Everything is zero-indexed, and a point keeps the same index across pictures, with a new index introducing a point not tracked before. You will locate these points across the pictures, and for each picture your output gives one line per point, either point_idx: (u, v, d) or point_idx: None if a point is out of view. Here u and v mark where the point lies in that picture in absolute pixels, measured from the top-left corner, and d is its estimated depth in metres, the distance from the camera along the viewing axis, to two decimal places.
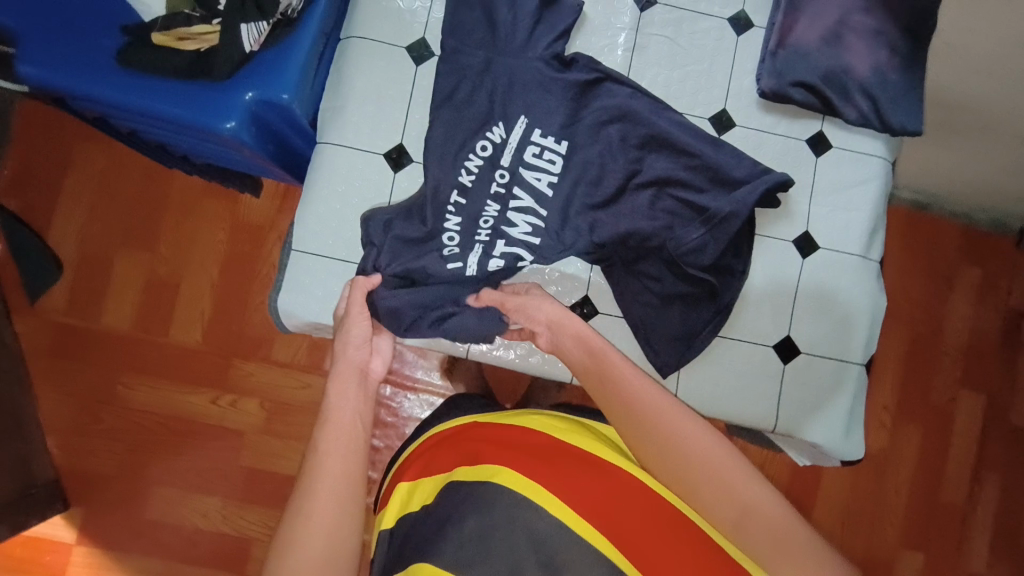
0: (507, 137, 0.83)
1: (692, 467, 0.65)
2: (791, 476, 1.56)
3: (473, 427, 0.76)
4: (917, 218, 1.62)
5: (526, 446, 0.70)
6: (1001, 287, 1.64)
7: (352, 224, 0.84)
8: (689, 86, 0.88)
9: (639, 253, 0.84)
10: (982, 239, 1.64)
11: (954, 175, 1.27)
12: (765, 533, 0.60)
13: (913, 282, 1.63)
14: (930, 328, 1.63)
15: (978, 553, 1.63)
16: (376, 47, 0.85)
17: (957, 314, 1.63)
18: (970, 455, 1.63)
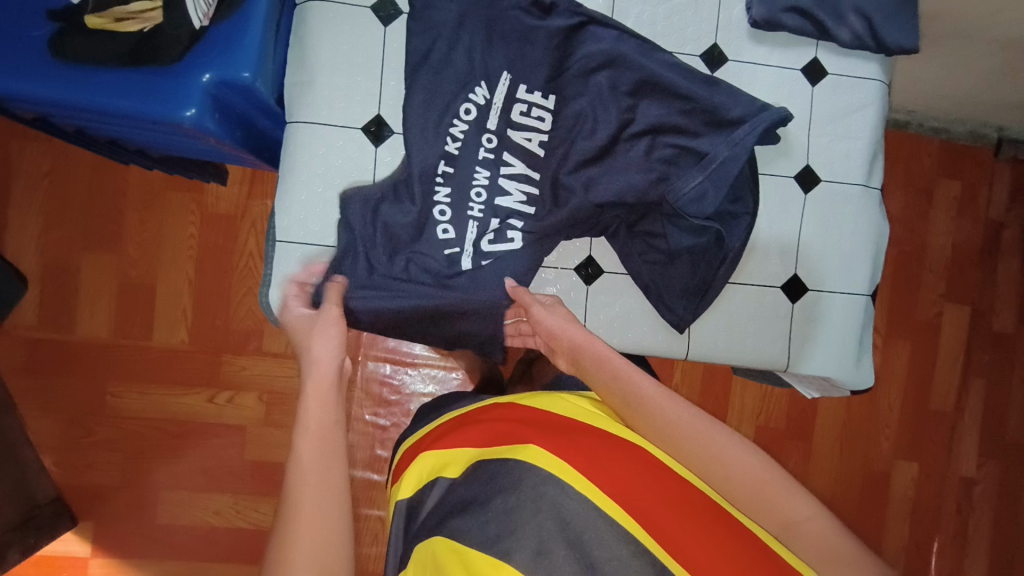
0: (490, 97, 0.78)
1: (725, 474, 0.63)
2: (789, 404, 1.61)
3: (496, 407, 0.75)
4: (898, 137, 1.61)
5: (548, 425, 0.69)
6: (980, 199, 1.66)
7: (336, 208, 0.78)
8: (676, 22, 0.83)
9: (641, 212, 0.81)
10: (962, 152, 1.64)
11: (939, 88, 1.25)
12: (816, 539, 0.58)
13: (895, 203, 1.64)
14: (914, 247, 1.65)
15: (967, 454, 1.71)
16: (337, 10, 0.77)
17: (940, 229, 1.66)
18: (956, 364, 1.69)
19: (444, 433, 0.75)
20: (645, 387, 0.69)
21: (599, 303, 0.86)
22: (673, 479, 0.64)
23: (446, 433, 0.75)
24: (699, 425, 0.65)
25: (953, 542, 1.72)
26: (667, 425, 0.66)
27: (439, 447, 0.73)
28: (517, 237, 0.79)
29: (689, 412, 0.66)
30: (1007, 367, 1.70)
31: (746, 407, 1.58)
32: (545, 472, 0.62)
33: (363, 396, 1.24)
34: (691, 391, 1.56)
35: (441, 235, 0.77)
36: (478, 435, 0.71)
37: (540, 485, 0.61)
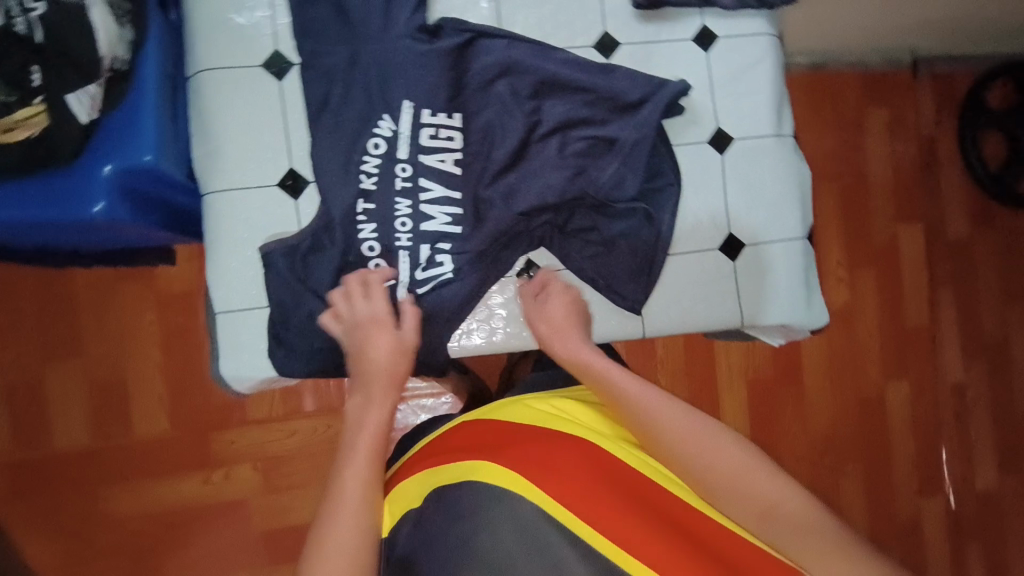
0: (396, 127, 0.79)
1: (702, 466, 0.65)
2: (774, 356, 1.64)
3: (464, 426, 0.75)
4: (818, 77, 1.65)
5: (507, 437, 0.70)
6: (908, 119, 1.72)
7: (252, 262, 0.79)
8: (563, 17, 0.84)
9: (568, 210, 0.82)
10: (881, 78, 1.69)
11: (838, 25, 1.29)
12: (785, 524, 0.60)
13: (829, 141, 1.68)
14: (858, 178, 1.69)
15: (951, 361, 1.77)
16: (228, 76, 0.78)
17: (877, 156, 1.70)
18: (923, 280, 1.74)
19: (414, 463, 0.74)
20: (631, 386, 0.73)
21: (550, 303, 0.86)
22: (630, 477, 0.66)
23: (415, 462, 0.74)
24: (679, 419, 0.69)
25: (958, 448, 1.76)
26: (650, 420, 0.70)
27: (406, 478, 0.72)
28: (447, 260, 0.80)
29: (669, 407, 0.70)
30: (963, 272, 1.78)
31: (733, 367, 1.61)
32: (500, 489, 0.63)
33: None
34: (678, 363, 1.58)
35: (374, 270, 0.79)
36: (440, 456, 0.70)
37: (494, 502, 0.63)
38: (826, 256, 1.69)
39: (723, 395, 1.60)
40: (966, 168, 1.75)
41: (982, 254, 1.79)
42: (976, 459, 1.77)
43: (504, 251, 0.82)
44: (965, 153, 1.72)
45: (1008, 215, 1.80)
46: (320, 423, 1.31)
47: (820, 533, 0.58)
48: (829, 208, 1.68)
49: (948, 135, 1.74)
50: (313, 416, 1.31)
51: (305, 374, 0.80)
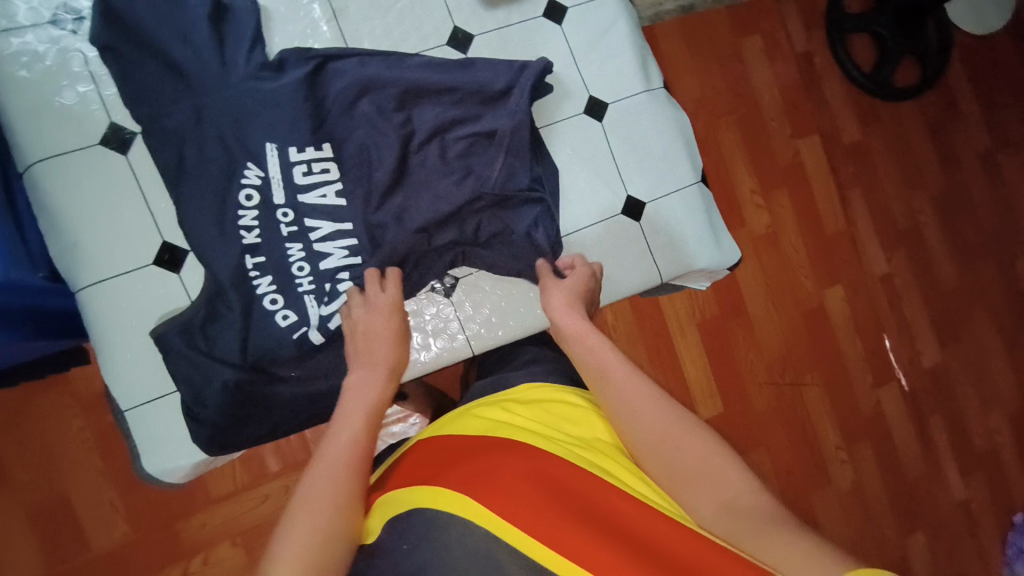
0: (265, 172, 0.74)
1: (668, 456, 0.59)
2: (716, 292, 1.69)
3: (427, 446, 0.70)
4: (690, 20, 1.70)
5: (458, 456, 0.63)
6: (781, 40, 1.79)
7: (149, 349, 0.74)
8: (410, 22, 0.82)
9: (462, 216, 0.80)
10: (747, 8, 1.75)
11: None
12: (745, 521, 0.53)
13: (716, 77, 1.72)
14: (751, 105, 1.75)
15: (873, 254, 1.87)
16: (66, 161, 0.71)
17: (763, 81, 1.77)
18: (831, 186, 1.82)
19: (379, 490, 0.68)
20: (614, 366, 0.68)
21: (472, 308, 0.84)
22: (582, 476, 0.58)
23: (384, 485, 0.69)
24: (646, 404, 0.63)
25: (900, 332, 1.87)
26: (625, 405, 0.64)
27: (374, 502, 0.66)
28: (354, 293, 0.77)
29: (645, 392, 0.65)
30: (865, 169, 1.88)
31: (681, 313, 1.65)
32: (444, 514, 0.56)
33: None
34: (629, 324, 1.60)
35: (283, 322, 0.75)
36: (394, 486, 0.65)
37: (439, 529, 0.55)
38: (741, 186, 1.74)
39: (679, 341, 1.64)
40: (843, 74, 1.84)
41: (875, 150, 1.90)
42: (917, 337, 1.89)
43: (414, 271, 0.81)
44: (839, 61, 1.81)
45: (890, 108, 1.91)
46: (291, 481, 1.22)
47: (785, 529, 0.50)
48: (732, 141, 1.73)
49: (819, 47, 1.83)
50: (280, 471, 1.21)
51: (236, 447, 0.77)
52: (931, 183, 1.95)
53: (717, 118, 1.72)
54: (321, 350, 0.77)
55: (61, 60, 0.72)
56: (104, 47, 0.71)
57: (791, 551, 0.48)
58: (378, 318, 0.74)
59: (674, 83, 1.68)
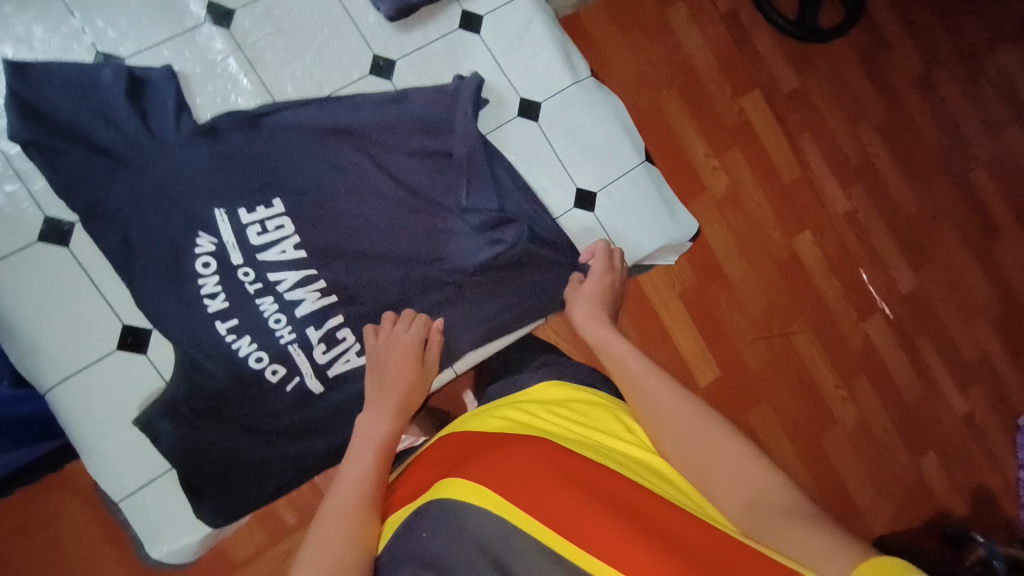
0: (218, 237, 0.74)
1: (694, 456, 0.59)
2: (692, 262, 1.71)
3: (447, 449, 0.68)
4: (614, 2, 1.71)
5: (480, 451, 0.62)
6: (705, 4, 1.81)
7: (133, 434, 0.72)
8: (329, 60, 0.81)
9: (430, 245, 0.81)
10: None
11: None
12: (769, 516, 0.51)
13: (648, 50, 1.73)
14: (688, 72, 1.77)
15: (833, 192, 1.91)
16: (12, 263, 0.70)
17: (695, 45, 1.79)
18: (780, 135, 1.86)
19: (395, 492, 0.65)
20: (637, 370, 0.69)
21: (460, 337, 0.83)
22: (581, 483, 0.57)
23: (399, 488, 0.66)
24: (673, 405, 0.64)
25: (874, 264, 1.91)
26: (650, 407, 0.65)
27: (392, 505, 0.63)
28: (347, 332, 0.78)
29: (669, 392, 0.65)
30: (809, 112, 1.92)
31: (660, 286, 1.66)
32: (473, 506, 0.53)
33: None
34: None
35: (274, 377, 0.75)
36: (408, 493, 0.63)
37: (460, 521, 0.52)
38: (693, 152, 1.76)
39: (664, 316, 1.66)
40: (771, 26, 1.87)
41: (814, 91, 1.93)
42: (890, 265, 1.93)
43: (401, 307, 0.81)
44: (765, 14, 1.84)
45: (822, 52, 1.95)
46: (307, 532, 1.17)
47: (811, 526, 0.48)
48: (677, 110, 1.76)
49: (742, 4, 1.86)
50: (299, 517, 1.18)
51: (243, 512, 0.75)
52: (873, 114, 1.99)
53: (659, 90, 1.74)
54: (317, 397, 0.76)
55: None
56: (29, 143, 0.70)
57: (814, 549, 0.46)
58: (396, 353, 0.74)
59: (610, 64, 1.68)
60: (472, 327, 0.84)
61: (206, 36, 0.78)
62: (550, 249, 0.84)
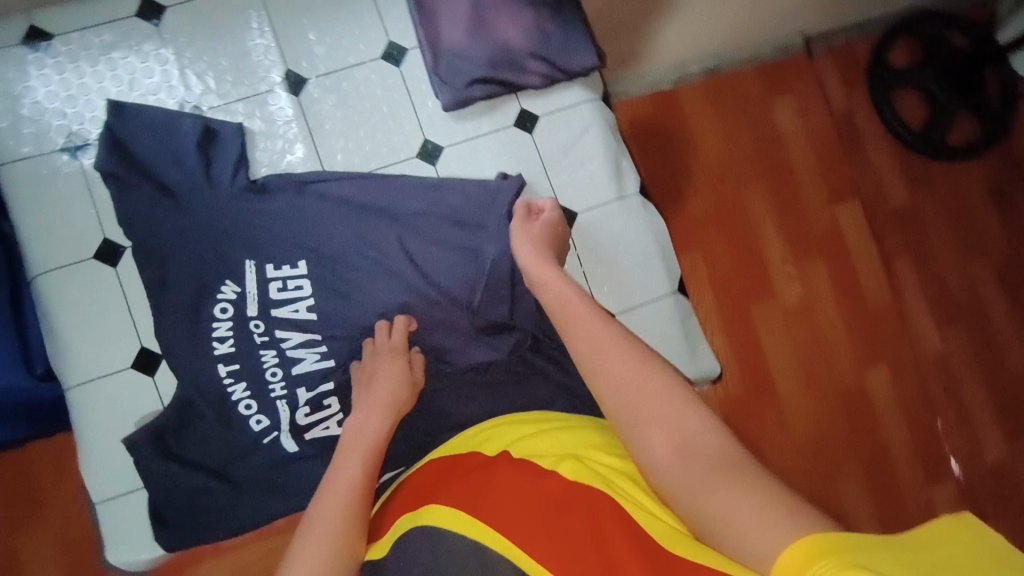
0: (242, 287, 0.79)
1: (627, 409, 0.50)
2: (741, 364, 1.39)
3: (427, 469, 0.65)
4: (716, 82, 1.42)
5: (458, 475, 0.60)
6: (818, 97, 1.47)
7: (120, 448, 0.78)
8: (381, 137, 0.85)
9: (431, 334, 0.82)
10: (780, 65, 1.45)
11: None
12: (701, 481, 0.43)
13: (741, 132, 1.43)
14: (776, 152, 1.44)
15: (926, 331, 1.52)
16: (66, 275, 0.79)
17: (789, 126, 1.45)
18: (874, 251, 1.48)
19: (386, 511, 0.63)
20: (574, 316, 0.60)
21: (440, 431, 0.82)
22: None
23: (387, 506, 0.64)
24: (606, 351, 0.54)
25: (959, 430, 1.51)
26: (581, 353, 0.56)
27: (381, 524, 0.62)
28: (333, 401, 0.81)
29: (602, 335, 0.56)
30: (920, 235, 1.53)
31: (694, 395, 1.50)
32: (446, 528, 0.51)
33: None
34: None
35: (256, 426, 0.79)
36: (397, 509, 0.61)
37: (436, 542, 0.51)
38: (766, 255, 1.42)
39: None
40: (890, 133, 1.52)
41: (937, 212, 1.54)
42: (979, 432, 1.52)
43: None
44: (884, 118, 1.50)
45: (954, 170, 1.55)
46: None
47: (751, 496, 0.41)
48: (760, 206, 1.43)
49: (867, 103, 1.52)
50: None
51: (194, 544, 0.79)
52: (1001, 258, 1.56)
53: (727, 180, 1.41)
54: (289, 454, 0.80)
55: (64, 181, 0.80)
56: (108, 174, 0.78)
57: (751, 525, 0.39)
58: (384, 370, 0.76)
59: (689, 137, 1.40)
60: (454, 425, 0.83)
61: (278, 99, 0.84)
62: (559, 368, 0.85)
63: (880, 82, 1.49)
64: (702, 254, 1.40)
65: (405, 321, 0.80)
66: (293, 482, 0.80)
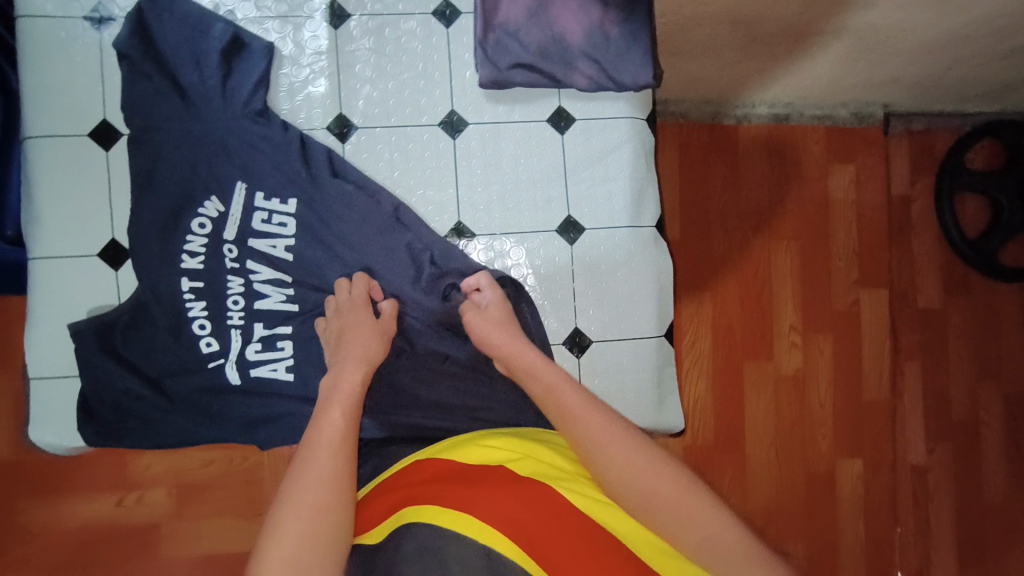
0: (225, 208, 0.78)
1: (639, 490, 0.60)
2: (716, 417, 1.34)
3: (408, 472, 0.67)
4: (779, 133, 1.34)
5: (449, 479, 0.62)
6: (881, 169, 1.39)
7: (66, 332, 0.77)
8: (408, 95, 0.81)
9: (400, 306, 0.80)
10: (847, 134, 1.37)
11: (806, 74, 1.11)
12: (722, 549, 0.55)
13: (788, 183, 1.36)
14: (819, 217, 1.37)
15: (914, 442, 1.43)
16: (58, 144, 0.77)
17: (840, 194, 1.38)
18: (886, 347, 1.41)
19: (373, 501, 0.65)
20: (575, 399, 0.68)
21: (382, 406, 0.80)
22: None
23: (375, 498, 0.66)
24: (611, 440, 0.64)
25: (916, 554, 1.43)
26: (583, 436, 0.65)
27: (372, 511, 0.64)
28: (287, 345, 0.79)
29: (608, 425, 0.65)
30: (941, 345, 1.44)
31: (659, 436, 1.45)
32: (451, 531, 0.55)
33: (231, 507, 1.13)
34: None
35: (205, 349, 0.77)
36: (389, 500, 0.63)
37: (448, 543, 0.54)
38: (775, 319, 1.36)
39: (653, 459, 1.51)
40: (943, 233, 1.41)
41: (967, 325, 1.45)
42: (936, 562, 1.44)
43: None
44: (941, 214, 1.38)
45: (997, 290, 1.45)
46: (236, 454, 1.13)
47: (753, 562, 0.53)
48: (785, 269, 1.36)
49: (931, 195, 1.41)
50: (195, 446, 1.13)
51: (114, 446, 0.78)
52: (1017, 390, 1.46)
53: (756, 233, 1.35)
54: (228, 386, 0.78)
55: (79, 52, 0.77)
56: (123, 56, 0.76)
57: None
58: (356, 335, 0.74)
59: (734, 176, 1.33)
60: (399, 403, 0.80)
61: (314, 27, 0.80)
62: None
63: (948, 177, 1.36)
64: (711, 299, 1.34)
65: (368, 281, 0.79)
66: (223, 415, 0.78)
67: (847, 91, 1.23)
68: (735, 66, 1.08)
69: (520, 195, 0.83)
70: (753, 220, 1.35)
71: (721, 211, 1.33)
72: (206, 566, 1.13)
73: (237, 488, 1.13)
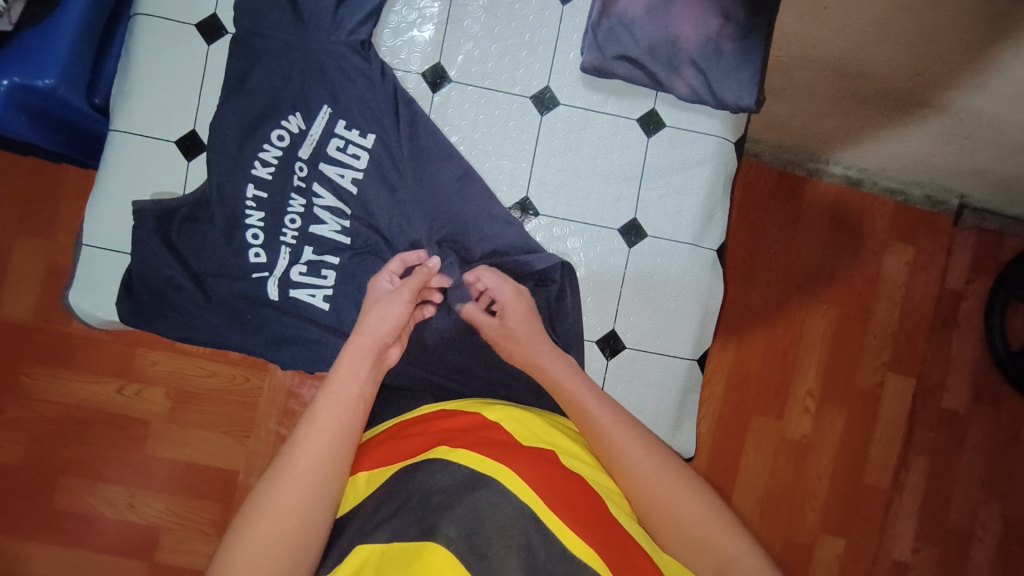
0: (306, 127, 0.78)
1: (659, 498, 0.60)
2: (710, 460, 1.32)
3: (429, 420, 0.68)
4: (847, 198, 1.31)
5: (474, 433, 0.64)
6: (938, 260, 1.35)
7: (126, 209, 0.78)
8: (508, 61, 0.81)
9: (446, 262, 0.81)
10: (915, 216, 1.33)
11: (894, 144, 1.08)
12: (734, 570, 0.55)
13: (844, 249, 1.33)
14: (865, 290, 1.34)
15: (903, 539, 1.39)
16: (164, 27, 0.79)
17: (892, 274, 1.34)
18: (898, 436, 1.37)
19: (393, 440, 0.66)
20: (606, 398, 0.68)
21: (405, 358, 0.80)
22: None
23: (394, 438, 0.67)
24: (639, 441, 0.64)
25: None
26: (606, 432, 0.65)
27: (391, 447, 0.65)
28: (330, 275, 0.79)
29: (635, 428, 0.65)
30: (957, 450, 1.39)
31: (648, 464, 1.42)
32: (475, 475, 0.57)
33: (227, 420, 1.14)
34: None
35: (253, 259, 0.78)
36: (411, 444, 0.64)
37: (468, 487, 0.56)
38: (794, 379, 1.33)
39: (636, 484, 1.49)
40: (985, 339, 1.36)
41: (987, 438, 1.39)
42: None
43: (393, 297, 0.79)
44: (987, 324, 1.32)
45: None
46: (239, 373, 1.14)
47: None
48: (819, 331, 1.33)
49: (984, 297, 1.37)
50: (206, 355, 1.15)
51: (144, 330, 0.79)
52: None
53: (799, 291, 1.32)
54: (265, 301, 0.78)
55: None
56: None
57: None
58: (385, 306, 0.70)
59: (792, 228, 1.30)
60: (420, 361, 0.80)
61: None
62: None
63: (1003, 292, 1.30)
64: (737, 345, 1.32)
65: (428, 273, 0.74)
66: (253, 327, 0.78)
67: (926, 172, 1.20)
68: (821, 120, 1.05)
69: (591, 187, 0.82)
70: (799, 275, 1.32)
71: (769, 260, 1.31)
72: (188, 472, 1.14)
73: (237, 403, 1.14)
